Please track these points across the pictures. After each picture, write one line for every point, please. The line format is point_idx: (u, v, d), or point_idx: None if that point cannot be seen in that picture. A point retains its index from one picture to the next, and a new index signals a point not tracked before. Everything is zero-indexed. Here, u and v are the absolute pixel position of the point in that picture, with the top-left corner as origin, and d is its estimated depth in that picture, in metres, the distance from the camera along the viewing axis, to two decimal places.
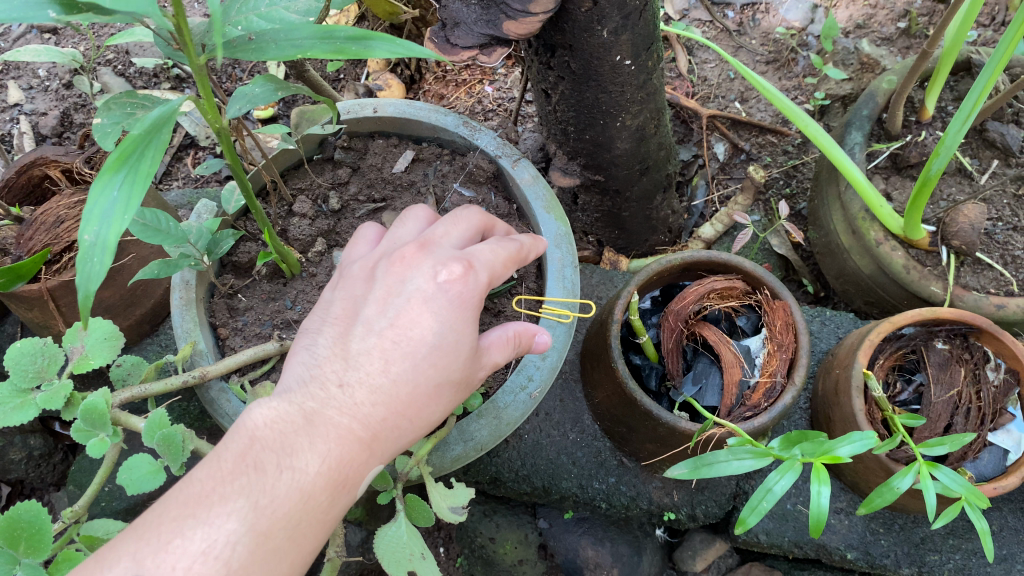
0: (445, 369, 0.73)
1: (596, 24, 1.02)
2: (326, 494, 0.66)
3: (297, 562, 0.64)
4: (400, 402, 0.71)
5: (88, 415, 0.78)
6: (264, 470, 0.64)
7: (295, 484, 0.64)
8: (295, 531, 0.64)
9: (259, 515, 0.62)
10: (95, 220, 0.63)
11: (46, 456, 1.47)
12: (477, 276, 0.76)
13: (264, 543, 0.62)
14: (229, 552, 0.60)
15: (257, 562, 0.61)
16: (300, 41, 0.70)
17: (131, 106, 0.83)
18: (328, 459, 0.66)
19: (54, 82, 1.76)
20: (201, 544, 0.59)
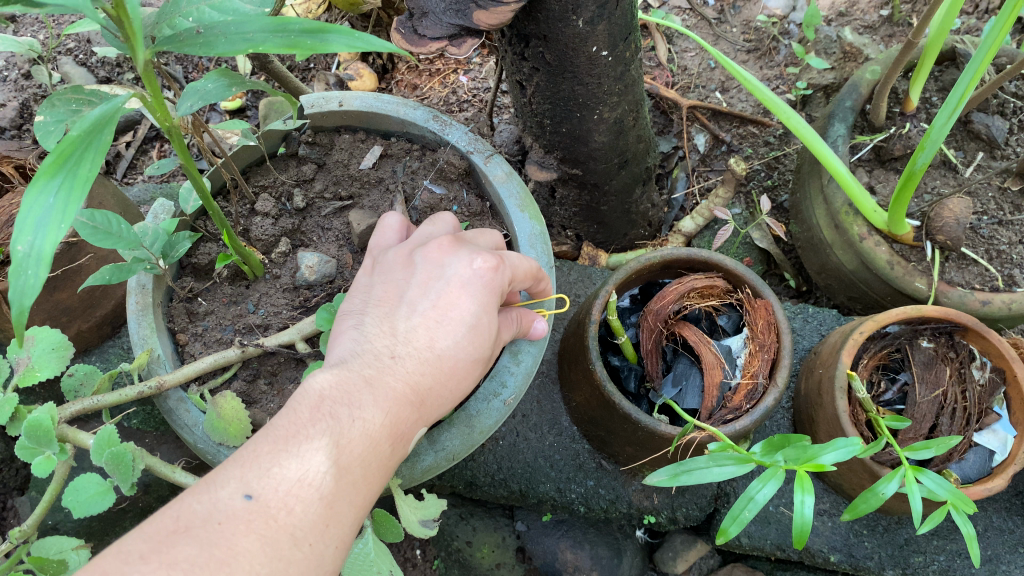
0: (482, 344, 0.79)
1: (571, 13, 0.98)
2: (389, 443, 0.69)
3: (366, 502, 0.67)
4: (445, 372, 0.75)
5: (32, 432, 0.73)
6: (341, 414, 0.67)
7: (365, 431, 0.67)
8: (367, 474, 0.67)
9: (344, 451, 0.65)
10: (28, 229, 0.58)
11: (7, 461, 1.42)
12: (507, 269, 0.83)
13: (346, 479, 0.65)
14: (321, 481, 0.63)
15: (343, 492, 0.64)
16: (250, 34, 0.65)
17: (78, 103, 0.79)
18: (390, 412, 0.70)
19: (12, 72, 1.70)
20: (299, 470, 0.63)
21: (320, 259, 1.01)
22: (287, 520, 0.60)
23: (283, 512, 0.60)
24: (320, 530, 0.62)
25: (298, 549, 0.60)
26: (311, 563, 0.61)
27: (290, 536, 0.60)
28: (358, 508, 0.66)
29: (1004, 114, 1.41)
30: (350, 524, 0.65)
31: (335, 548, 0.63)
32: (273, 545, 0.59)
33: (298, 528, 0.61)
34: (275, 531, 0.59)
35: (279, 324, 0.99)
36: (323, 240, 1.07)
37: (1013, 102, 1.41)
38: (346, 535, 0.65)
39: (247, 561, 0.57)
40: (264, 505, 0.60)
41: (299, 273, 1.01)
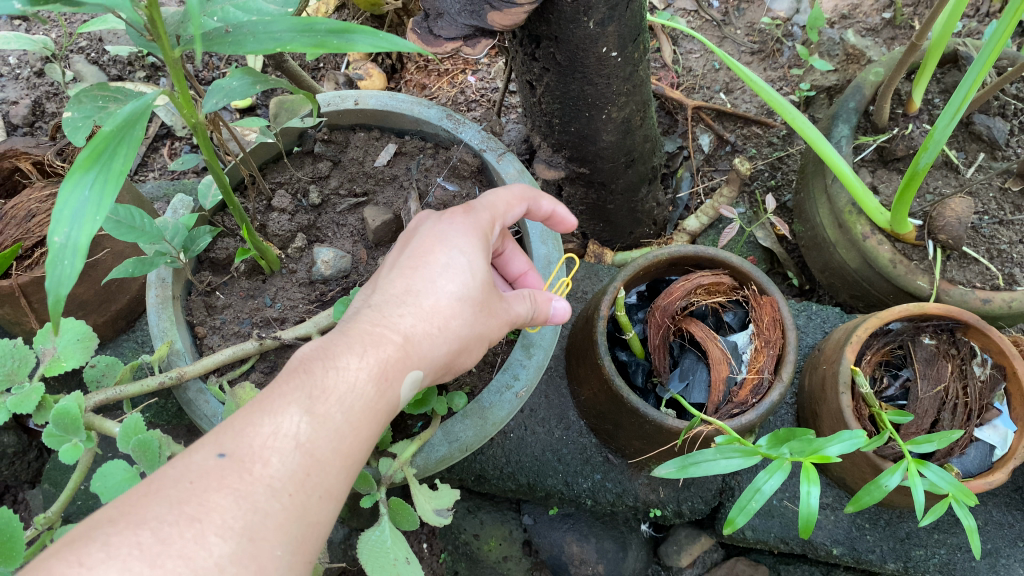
0: (466, 284, 0.80)
1: (582, 15, 1.00)
2: (373, 386, 0.69)
3: (354, 449, 0.67)
4: (431, 310, 0.77)
5: (60, 420, 0.75)
6: (317, 363, 0.68)
7: (342, 376, 0.68)
8: (351, 418, 0.67)
9: (320, 397, 0.66)
10: (65, 221, 0.60)
11: (20, 454, 1.43)
12: (477, 216, 0.85)
13: (325, 423, 0.65)
14: (296, 429, 0.63)
15: (324, 437, 0.64)
16: (279, 34, 0.68)
17: (104, 100, 0.80)
18: (370, 356, 0.71)
19: (25, 70, 1.72)
20: (275, 422, 0.63)
21: (335, 255, 1.04)
22: (263, 472, 0.60)
23: (259, 466, 0.60)
24: (301, 478, 0.62)
25: (276, 501, 0.60)
26: (291, 515, 0.60)
27: (268, 488, 0.60)
28: (345, 455, 0.66)
29: (1005, 115, 1.44)
30: (337, 473, 0.65)
31: (319, 499, 0.63)
32: (250, 498, 0.58)
33: (276, 480, 0.60)
34: (250, 485, 0.59)
35: (296, 318, 1.01)
36: (338, 235, 1.09)
37: (1014, 104, 1.43)
38: (333, 486, 0.64)
39: (220, 516, 0.56)
40: (237, 460, 0.60)
41: (314, 268, 1.04)
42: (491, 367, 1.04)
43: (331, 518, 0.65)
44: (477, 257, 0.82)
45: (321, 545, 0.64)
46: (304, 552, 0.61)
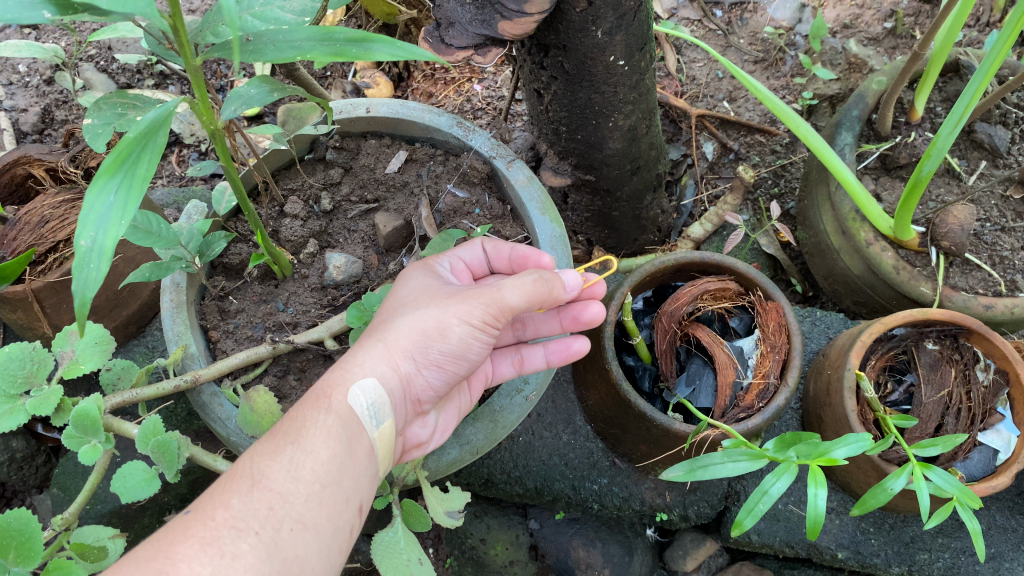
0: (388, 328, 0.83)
1: (591, 24, 1.01)
2: (316, 411, 0.75)
3: (321, 474, 0.70)
4: (366, 331, 0.84)
5: (80, 421, 0.76)
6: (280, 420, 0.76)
7: (290, 415, 0.75)
8: (305, 448, 0.72)
9: (271, 436, 0.73)
10: (91, 225, 0.61)
11: (28, 459, 1.44)
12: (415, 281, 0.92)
13: (280, 459, 0.70)
14: (252, 471, 0.69)
15: (279, 471, 0.69)
16: (298, 42, 0.70)
17: (123, 107, 0.82)
18: (309, 399, 0.77)
19: (34, 78, 1.73)
20: (236, 474, 0.70)
21: (347, 260, 1.05)
22: (225, 516, 0.65)
23: (221, 512, 0.65)
24: (265, 514, 0.66)
25: (242, 541, 0.63)
26: (260, 550, 0.63)
27: (231, 529, 0.64)
28: (310, 482, 0.69)
29: (1006, 124, 1.45)
30: (306, 501, 0.68)
31: (290, 530, 0.66)
32: (215, 544, 0.62)
33: (239, 521, 0.65)
34: (214, 532, 0.63)
35: (308, 322, 1.03)
36: (350, 241, 1.10)
37: (1015, 112, 1.45)
38: (303, 515, 0.67)
39: (186, 564, 0.60)
40: (200, 512, 0.65)
41: (326, 273, 1.05)
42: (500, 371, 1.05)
43: (315, 550, 0.67)
44: (403, 283, 0.90)
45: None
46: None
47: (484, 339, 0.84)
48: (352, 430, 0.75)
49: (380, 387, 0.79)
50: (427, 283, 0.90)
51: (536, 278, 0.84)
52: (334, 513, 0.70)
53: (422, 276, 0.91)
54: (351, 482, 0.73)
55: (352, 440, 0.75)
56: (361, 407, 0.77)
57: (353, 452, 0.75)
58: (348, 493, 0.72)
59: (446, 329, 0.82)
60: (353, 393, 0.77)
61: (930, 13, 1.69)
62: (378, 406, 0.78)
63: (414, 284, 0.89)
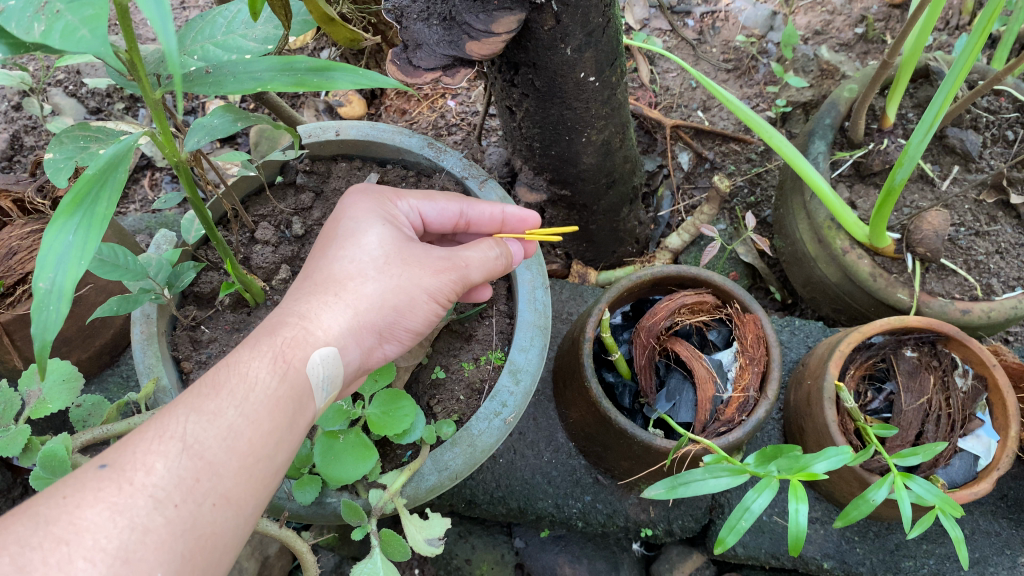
0: (363, 293, 0.82)
1: (559, 42, 1.00)
2: (269, 374, 0.72)
3: (256, 448, 0.68)
4: (328, 282, 0.82)
5: (48, 462, 0.75)
6: (220, 369, 0.71)
7: (236, 370, 0.71)
8: (247, 415, 0.68)
9: (212, 389, 0.69)
10: (50, 266, 0.60)
11: (5, 492, 1.36)
12: (371, 231, 0.88)
13: (217, 423, 0.67)
14: (183, 431, 0.65)
15: (213, 439, 0.66)
16: (259, 73, 0.69)
17: (85, 140, 0.80)
18: (264, 344, 0.74)
19: (2, 104, 1.70)
20: (165, 427, 0.65)
21: None
22: (144, 482, 0.61)
23: (140, 476, 0.62)
24: (189, 486, 0.63)
25: (158, 514, 0.61)
26: (176, 526, 0.61)
27: (149, 498, 0.61)
28: (244, 454, 0.67)
29: (977, 128, 1.46)
30: (235, 475, 0.66)
31: (211, 505, 0.64)
32: (127, 513, 0.59)
33: (159, 489, 0.61)
34: (129, 499, 0.60)
35: None
36: None
37: (985, 117, 1.45)
38: (229, 491, 0.65)
39: (91, 535, 0.57)
40: (119, 471, 0.61)
41: None
42: (478, 394, 1.04)
43: (232, 527, 0.65)
44: (363, 229, 0.87)
45: (220, 557, 0.64)
46: (197, 564, 0.62)
47: (437, 315, 0.90)
48: (301, 402, 0.74)
49: (340, 359, 0.78)
50: (391, 234, 0.88)
51: (498, 255, 0.94)
52: (259, 489, 0.68)
53: (383, 226, 0.89)
54: (284, 457, 0.71)
55: (299, 410, 0.73)
56: (318, 378, 0.75)
57: (293, 424, 0.73)
58: (278, 465, 0.71)
59: (415, 306, 0.85)
60: (314, 363, 0.75)
61: (899, 17, 1.71)
62: (331, 380, 0.77)
63: (375, 233, 0.88)
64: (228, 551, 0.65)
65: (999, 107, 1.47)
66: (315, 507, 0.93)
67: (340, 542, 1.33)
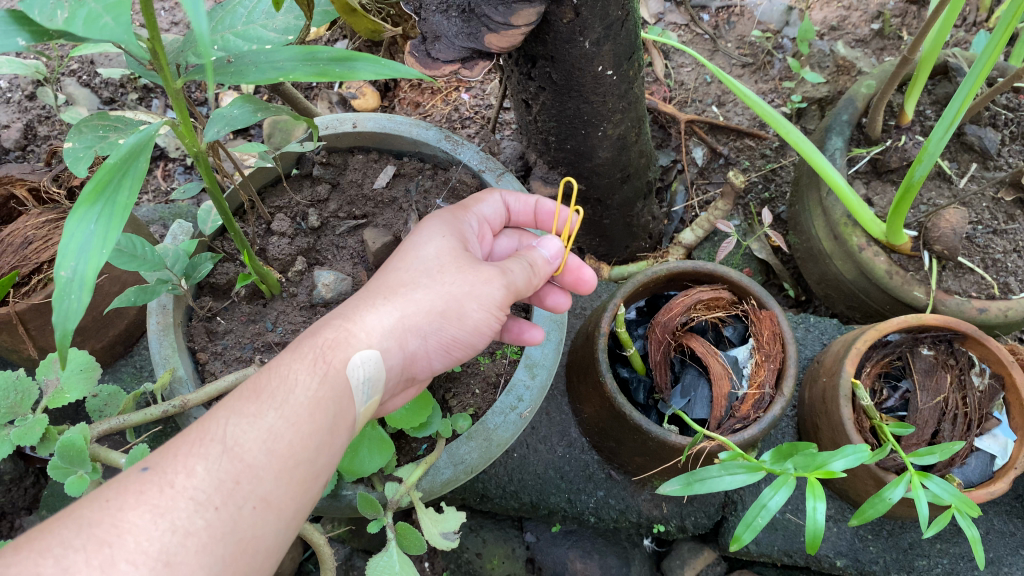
0: (412, 298, 0.82)
1: (578, 35, 0.99)
2: (310, 376, 0.73)
3: (297, 450, 0.68)
4: (381, 288, 0.83)
5: (65, 452, 0.75)
6: (265, 373, 0.72)
7: (279, 374, 0.72)
8: (287, 416, 0.69)
9: (253, 392, 0.70)
10: (71, 255, 0.59)
11: (17, 480, 1.36)
12: (431, 238, 0.88)
13: (257, 424, 0.67)
14: (224, 434, 0.66)
15: (253, 440, 0.66)
16: (281, 63, 0.69)
17: (104, 129, 0.79)
18: (306, 348, 0.75)
19: (16, 93, 1.70)
20: (207, 431, 0.66)
21: (335, 277, 1.06)
22: (185, 484, 0.62)
23: (181, 479, 0.62)
24: (230, 488, 0.63)
25: (199, 517, 0.60)
26: (216, 529, 0.61)
27: (190, 501, 0.61)
28: (284, 456, 0.67)
29: (996, 125, 1.45)
30: (276, 477, 0.66)
31: (252, 508, 0.63)
32: (168, 516, 0.59)
33: (199, 492, 0.62)
34: (171, 502, 0.60)
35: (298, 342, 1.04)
36: (339, 257, 1.12)
37: (1004, 114, 1.44)
38: (270, 493, 0.65)
39: (133, 537, 0.57)
40: (161, 474, 0.62)
41: (316, 291, 1.06)
42: (493, 387, 1.05)
43: (273, 531, 0.65)
44: (423, 240, 0.87)
45: (261, 561, 0.64)
46: (239, 568, 0.62)
47: (492, 326, 0.86)
48: (341, 404, 0.74)
49: (380, 363, 0.78)
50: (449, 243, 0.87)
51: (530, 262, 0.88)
52: (300, 492, 0.68)
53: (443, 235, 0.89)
54: (326, 459, 0.71)
55: (340, 413, 0.73)
56: (357, 380, 0.76)
57: (335, 428, 0.73)
58: (320, 469, 0.70)
59: (464, 315, 0.83)
60: (352, 365, 0.76)
61: (916, 14, 1.70)
62: (372, 382, 0.78)
63: (435, 243, 0.87)
64: (269, 556, 0.65)
65: (1018, 104, 1.45)
66: (330, 500, 0.92)
67: (351, 535, 1.33)
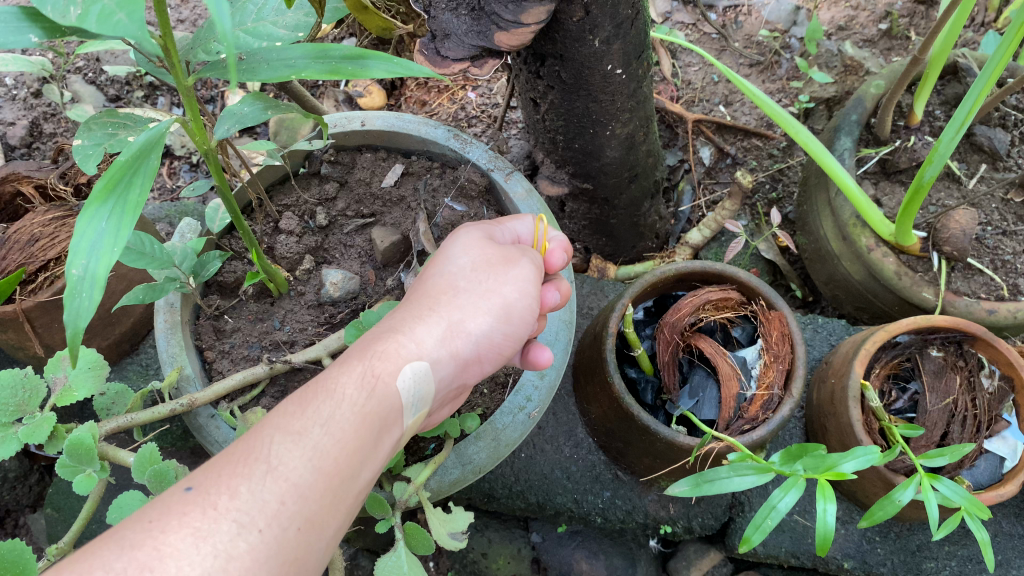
0: (461, 305, 0.82)
1: (588, 33, 0.99)
2: (358, 389, 0.71)
3: (341, 467, 0.66)
4: (422, 300, 0.83)
5: (74, 451, 0.75)
6: (311, 387, 0.70)
7: (326, 388, 0.70)
8: (333, 432, 0.67)
9: (300, 408, 0.68)
10: (83, 253, 0.59)
11: (21, 478, 1.36)
12: (462, 249, 0.89)
13: (302, 442, 0.65)
14: (269, 453, 0.64)
15: (299, 459, 0.64)
16: (293, 60, 0.68)
17: (113, 126, 0.78)
18: (353, 361, 0.74)
19: (21, 90, 1.69)
20: (253, 449, 0.64)
21: (343, 276, 1.06)
22: (228, 506, 0.59)
23: (224, 500, 0.60)
24: (274, 510, 0.61)
25: (242, 540, 0.58)
26: (260, 553, 0.59)
27: (233, 523, 0.59)
28: (328, 474, 0.65)
29: (1005, 126, 1.44)
30: (319, 497, 0.64)
31: (296, 530, 0.61)
32: (210, 540, 0.57)
33: (242, 514, 0.59)
34: (212, 525, 0.58)
35: (305, 341, 1.04)
36: (346, 257, 1.12)
37: (1014, 115, 1.44)
38: (313, 514, 0.63)
39: (175, 561, 0.55)
40: (204, 495, 0.60)
41: (322, 290, 1.06)
42: (502, 387, 1.05)
43: (315, 552, 0.63)
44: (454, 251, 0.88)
45: None
46: None
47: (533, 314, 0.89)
48: (388, 419, 0.72)
49: (433, 374, 0.77)
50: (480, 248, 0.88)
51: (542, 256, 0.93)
52: (343, 511, 0.66)
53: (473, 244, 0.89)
54: (369, 476, 0.69)
55: (385, 428, 0.72)
56: (410, 394, 0.74)
57: (379, 444, 0.71)
58: (361, 486, 0.69)
59: (510, 307, 0.85)
60: (404, 377, 0.74)
61: (925, 14, 1.69)
62: (423, 396, 0.76)
63: (465, 252, 0.88)
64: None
65: None
66: None
67: (357, 534, 1.32)
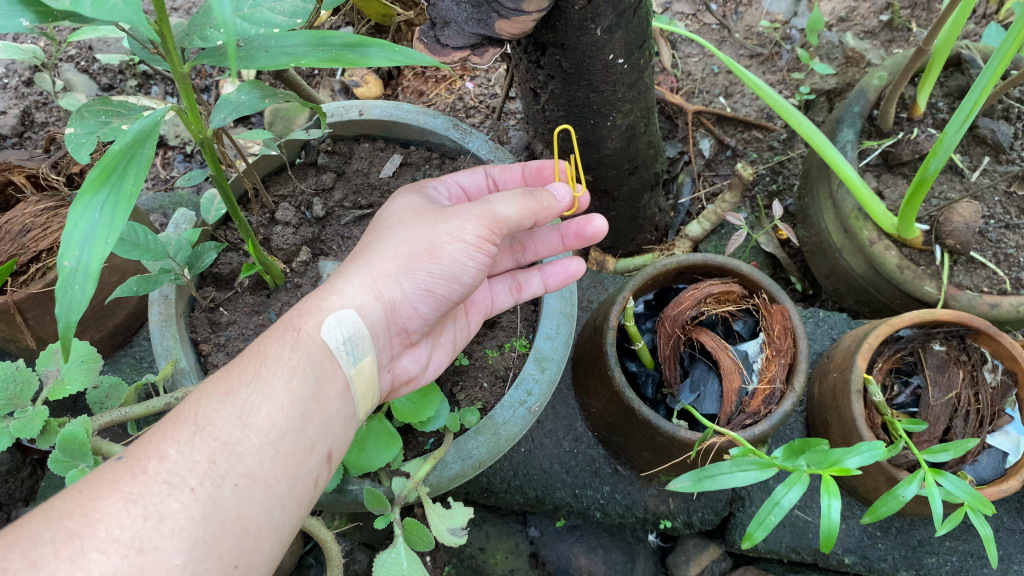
0: (383, 256, 0.85)
1: (590, 22, 0.97)
2: (284, 347, 0.76)
3: (275, 421, 0.70)
4: (352, 256, 0.87)
5: (67, 446, 0.74)
6: (246, 355, 0.76)
7: (258, 352, 0.75)
8: (260, 390, 0.71)
9: (227, 373, 0.73)
10: (75, 245, 0.57)
11: (13, 472, 1.34)
12: (395, 209, 0.93)
13: (231, 402, 0.70)
14: (198, 415, 0.68)
15: (228, 417, 0.68)
16: (292, 48, 0.67)
17: (107, 114, 0.76)
18: (281, 321, 0.79)
19: (13, 79, 1.67)
20: (183, 415, 0.69)
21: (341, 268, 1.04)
22: (158, 469, 0.63)
23: (155, 464, 0.64)
24: (206, 468, 0.64)
25: (174, 500, 0.61)
26: (193, 511, 0.62)
27: (163, 485, 0.62)
28: (262, 429, 0.69)
29: (1009, 118, 1.42)
30: (257, 452, 0.68)
31: (234, 486, 0.65)
32: (141, 502, 0.60)
33: (173, 475, 0.63)
34: (144, 488, 0.61)
35: None
36: (343, 248, 1.10)
37: (1017, 107, 1.41)
38: (252, 469, 0.67)
39: (104, 526, 0.58)
40: (134, 462, 0.63)
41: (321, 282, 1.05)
42: (502, 381, 1.05)
43: (261, 507, 0.66)
44: (392, 209, 0.93)
45: (253, 539, 0.65)
46: (224, 548, 0.62)
47: (477, 259, 0.85)
48: (323, 367, 0.76)
49: (360, 321, 0.80)
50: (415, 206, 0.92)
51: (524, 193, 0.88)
52: (286, 465, 0.69)
53: (410, 199, 0.94)
54: (314, 429, 0.73)
55: (320, 381, 0.76)
56: (337, 341, 0.78)
57: (319, 395, 0.75)
58: (310, 441, 0.72)
59: (436, 247, 0.83)
60: (328, 327, 0.78)
61: (925, 6, 1.68)
62: (355, 341, 0.80)
63: (401, 207, 0.93)
64: (263, 534, 0.66)
65: None
66: (336, 494, 0.92)
67: (354, 529, 1.30)
